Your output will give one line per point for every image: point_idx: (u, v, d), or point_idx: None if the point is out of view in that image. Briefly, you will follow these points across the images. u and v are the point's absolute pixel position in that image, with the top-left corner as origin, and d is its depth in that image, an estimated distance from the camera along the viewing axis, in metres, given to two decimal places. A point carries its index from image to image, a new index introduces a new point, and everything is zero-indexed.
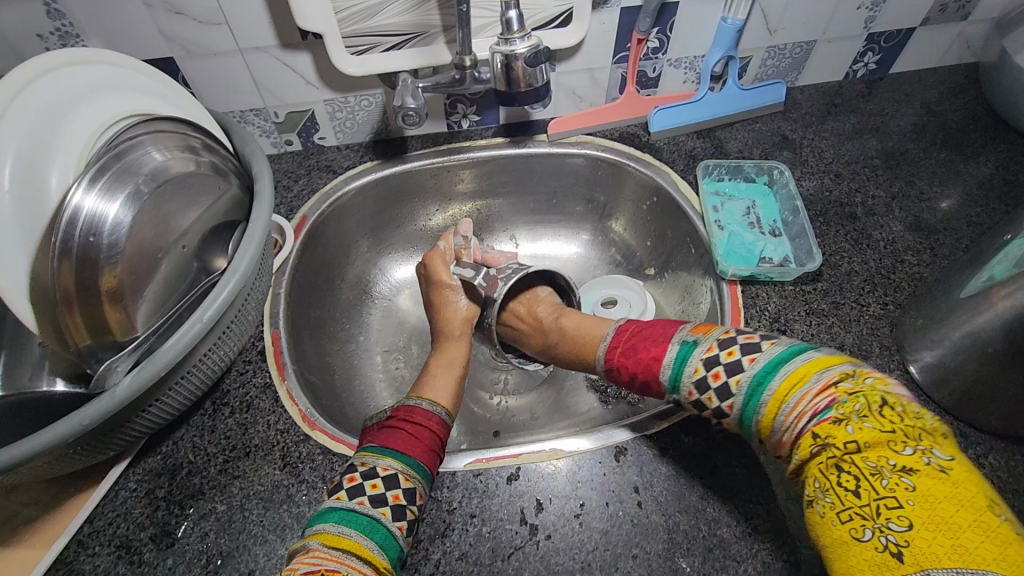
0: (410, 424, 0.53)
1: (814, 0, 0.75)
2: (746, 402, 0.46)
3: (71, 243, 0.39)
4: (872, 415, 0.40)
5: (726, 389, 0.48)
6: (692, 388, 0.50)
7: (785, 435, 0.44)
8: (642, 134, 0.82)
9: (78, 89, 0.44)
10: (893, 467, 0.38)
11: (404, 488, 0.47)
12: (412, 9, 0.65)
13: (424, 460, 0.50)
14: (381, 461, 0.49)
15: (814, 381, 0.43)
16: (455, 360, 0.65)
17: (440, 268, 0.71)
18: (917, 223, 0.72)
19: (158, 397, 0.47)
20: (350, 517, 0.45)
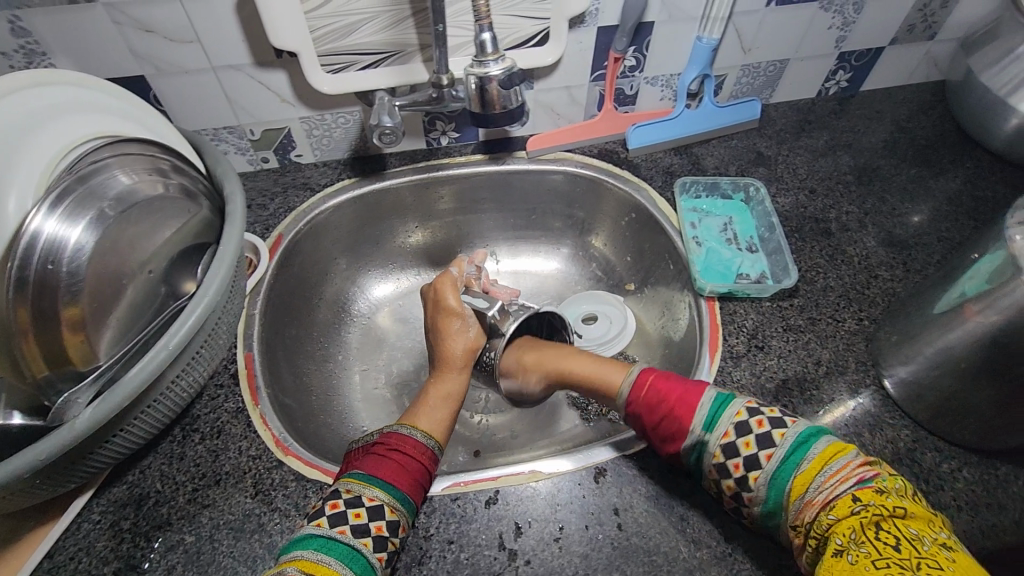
0: (402, 451, 0.51)
1: (786, 21, 0.76)
2: (783, 462, 0.46)
3: (27, 271, 0.39)
4: (908, 495, 0.43)
5: (763, 448, 0.47)
6: (728, 429, 0.49)
7: (822, 493, 0.43)
8: (620, 151, 0.83)
9: (41, 113, 0.43)
10: (930, 539, 0.40)
11: (387, 521, 0.46)
12: (388, 27, 0.65)
13: (410, 491, 0.48)
14: (366, 490, 0.46)
15: (855, 454, 0.45)
16: (455, 394, 0.62)
17: (450, 292, 0.67)
18: (890, 238, 0.73)
19: (122, 426, 0.46)
20: (334, 545, 0.43)
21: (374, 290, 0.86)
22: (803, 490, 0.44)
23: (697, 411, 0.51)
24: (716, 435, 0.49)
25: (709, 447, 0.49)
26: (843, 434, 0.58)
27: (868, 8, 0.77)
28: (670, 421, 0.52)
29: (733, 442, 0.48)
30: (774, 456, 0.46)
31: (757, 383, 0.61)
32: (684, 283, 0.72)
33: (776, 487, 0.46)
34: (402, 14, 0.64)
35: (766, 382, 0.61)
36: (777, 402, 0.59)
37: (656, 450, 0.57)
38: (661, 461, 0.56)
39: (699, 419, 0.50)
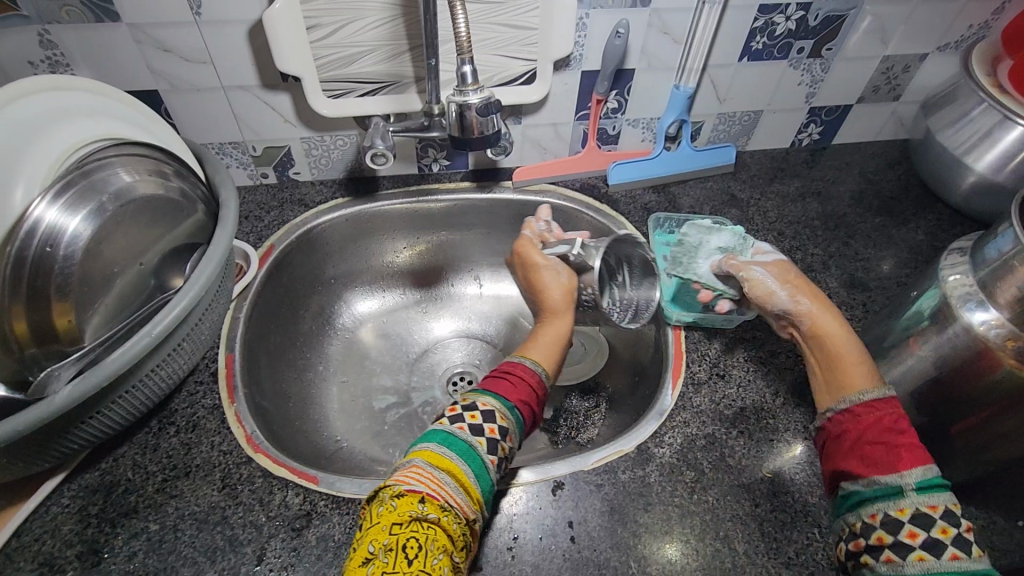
0: (520, 377, 0.57)
1: (758, 75, 0.82)
2: (951, 572, 0.40)
3: (25, 252, 0.42)
4: None
5: (938, 543, 0.41)
6: (942, 523, 0.42)
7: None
8: (601, 186, 0.87)
9: (57, 110, 0.47)
10: None
11: (498, 425, 0.51)
12: (387, 59, 0.70)
13: (519, 408, 0.54)
14: (478, 399, 0.53)
15: None
16: (563, 336, 0.64)
17: (532, 250, 0.70)
18: (852, 280, 0.77)
19: (99, 409, 0.48)
20: (454, 442, 0.49)
21: (360, 305, 0.89)
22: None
23: (918, 468, 0.44)
24: (906, 502, 0.43)
25: (903, 500, 0.43)
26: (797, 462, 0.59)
27: (835, 68, 0.84)
28: (891, 453, 0.46)
29: (909, 521, 0.43)
30: (956, 561, 0.40)
31: (717, 410, 0.63)
32: (653, 312, 0.76)
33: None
34: (400, 48, 0.70)
35: (725, 409, 0.63)
36: (734, 427, 0.62)
37: (614, 467, 0.59)
38: (618, 478, 0.58)
39: (915, 477, 0.44)
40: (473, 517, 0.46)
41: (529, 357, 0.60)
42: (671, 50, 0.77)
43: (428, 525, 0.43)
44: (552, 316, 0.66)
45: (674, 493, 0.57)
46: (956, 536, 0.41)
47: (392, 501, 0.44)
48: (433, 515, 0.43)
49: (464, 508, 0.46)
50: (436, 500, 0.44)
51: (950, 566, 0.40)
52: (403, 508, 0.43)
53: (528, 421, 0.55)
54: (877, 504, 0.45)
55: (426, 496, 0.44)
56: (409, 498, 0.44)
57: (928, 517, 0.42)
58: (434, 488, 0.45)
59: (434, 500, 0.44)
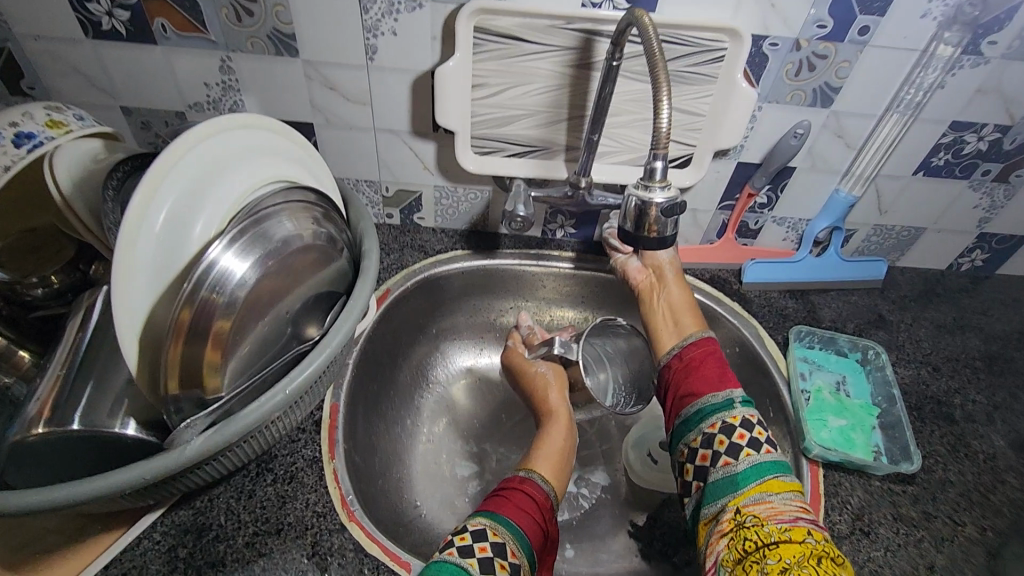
0: (518, 490, 0.55)
1: (930, 191, 0.75)
2: (767, 461, 0.48)
3: (196, 294, 0.40)
4: (812, 568, 0.41)
5: (757, 443, 0.50)
6: (750, 416, 0.52)
7: (776, 504, 0.46)
8: (732, 281, 0.81)
9: (241, 151, 0.47)
10: (796, 566, 0.42)
11: (491, 542, 0.48)
12: (542, 125, 0.68)
13: (519, 521, 0.52)
14: (467, 521, 0.50)
15: (781, 498, 0.46)
16: (559, 443, 0.64)
17: (518, 357, 0.76)
18: (1022, 441, 0.66)
19: (215, 458, 0.46)
20: (443, 568, 0.45)
21: (457, 360, 0.85)
22: (765, 492, 0.47)
23: (736, 388, 0.54)
24: (736, 411, 0.52)
25: (732, 411, 0.52)
26: None
27: (1019, 196, 0.75)
28: (720, 378, 0.56)
29: (738, 425, 0.51)
30: (768, 454, 0.49)
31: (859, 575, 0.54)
32: (786, 435, 0.67)
33: (734, 479, 0.48)
34: (558, 116, 0.67)
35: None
36: None
37: None
38: None
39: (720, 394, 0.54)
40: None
41: (536, 472, 0.59)
42: (842, 154, 0.71)
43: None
44: (551, 426, 0.67)
45: None
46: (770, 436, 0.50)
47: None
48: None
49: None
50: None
51: (766, 457, 0.49)
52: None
53: (535, 537, 0.52)
54: (712, 417, 0.52)
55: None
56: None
57: (749, 422, 0.51)
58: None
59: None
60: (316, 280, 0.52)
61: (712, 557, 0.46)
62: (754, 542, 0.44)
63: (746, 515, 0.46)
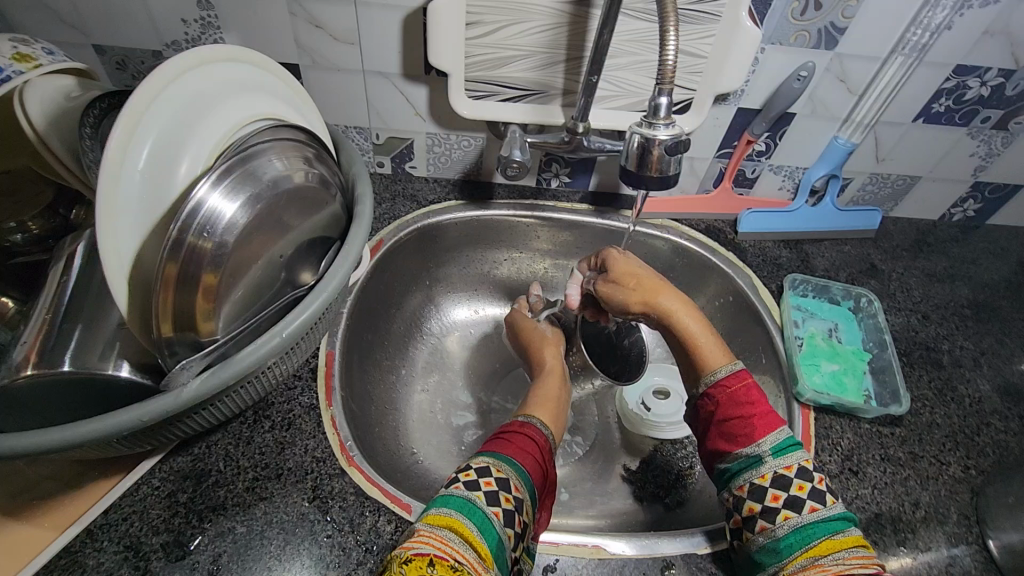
0: (520, 433, 0.56)
1: (929, 139, 0.74)
2: (813, 524, 0.44)
3: (185, 235, 0.38)
4: None
5: (799, 502, 0.45)
6: (790, 466, 0.47)
7: (830, 567, 0.42)
8: (728, 231, 0.81)
9: (227, 86, 0.44)
10: None
11: (496, 477, 0.49)
12: (539, 67, 0.66)
13: (521, 461, 0.52)
14: (469, 460, 0.51)
15: (832, 559, 0.42)
16: (553, 392, 0.66)
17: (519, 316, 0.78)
18: (1006, 385, 0.68)
19: (211, 403, 0.45)
20: (449, 500, 0.46)
21: (452, 312, 0.85)
22: (815, 556, 0.43)
23: (771, 433, 0.49)
24: (767, 466, 0.47)
25: (763, 466, 0.48)
26: None
27: (1016, 144, 0.75)
28: (746, 425, 0.49)
29: (770, 486, 0.47)
30: (817, 513, 0.45)
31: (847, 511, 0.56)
32: (778, 380, 0.68)
33: (783, 546, 0.44)
34: (555, 58, 0.65)
35: (857, 513, 0.56)
36: (867, 536, 0.55)
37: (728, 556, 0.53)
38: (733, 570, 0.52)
39: (737, 460, 0.49)
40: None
41: (533, 416, 0.60)
42: (843, 100, 0.70)
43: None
44: (551, 376, 0.69)
45: None
46: (811, 489, 0.46)
47: (399, 568, 0.40)
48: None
49: (476, 565, 0.42)
50: (446, 560, 0.41)
51: (812, 518, 0.44)
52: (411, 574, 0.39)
53: (537, 476, 0.53)
54: (742, 477, 0.48)
55: (436, 558, 0.41)
56: (417, 563, 0.40)
57: (785, 478, 0.47)
58: (441, 548, 0.42)
59: (444, 561, 0.41)
60: (308, 225, 0.51)
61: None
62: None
63: None
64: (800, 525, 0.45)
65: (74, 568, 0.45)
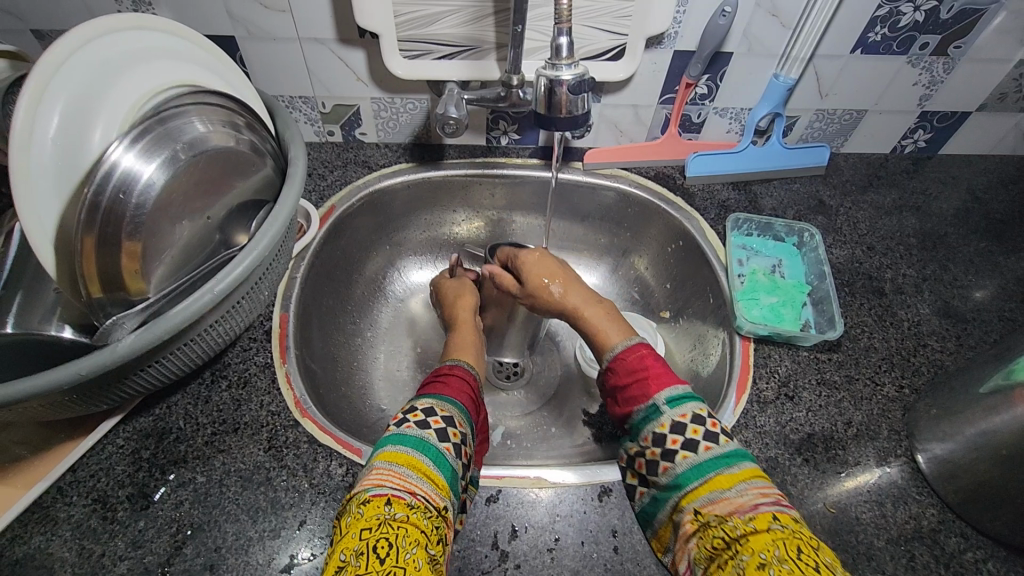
0: (454, 376, 0.60)
1: (869, 71, 0.74)
2: (707, 460, 0.46)
3: (102, 196, 0.41)
4: (793, 559, 0.38)
5: (716, 433, 0.48)
6: (681, 416, 0.50)
7: (733, 498, 0.44)
8: (677, 177, 0.82)
9: (137, 55, 0.46)
10: (775, 558, 0.39)
11: (442, 416, 0.53)
12: (469, 22, 0.66)
13: (458, 399, 0.57)
14: (413, 402, 0.55)
15: (737, 489, 0.44)
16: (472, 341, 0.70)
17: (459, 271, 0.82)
18: (946, 308, 0.70)
19: (157, 360, 0.48)
20: (404, 439, 0.49)
21: (412, 275, 0.87)
22: (718, 488, 0.45)
23: (665, 390, 0.52)
24: (663, 417, 0.50)
25: (661, 418, 0.50)
26: (863, 500, 0.55)
27: (959, 69, 0.75)
28: (641, 388, 0.53)
29: (669, 432, 0.49)
30: (710, 451, 0.47)
31: (781, 433, 0.59)
32: (723, 316, 0.71)
33: (701, 470, 0.46)
34: (484, 12, 0.65)
35: (790, 434, 0.59)
36: (799, 455, 0.58)
37: None
38: None
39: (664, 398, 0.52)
40: (443, 504, 0.47)
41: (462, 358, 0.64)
42: (778, 35, 0.70)
43: (396, 524, 0.42)
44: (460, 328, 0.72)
45: None
46: (704, 432, 0.48)
47: (359, 508, 0.44)
48: (401, 513, 0.43)
49: (432, 496, 0.46)
50: (402, 498, 0.44)
51: (707, 455, 0.47)
52: (370, 513, 0.43)
53: (472, 411, 0.58)
54: (646, 429, 0.51)
55: (393, 497, 0.44)
56: (375, 502, 0.44)
57: (681, 424, 0.49)
58: (400, 486, 0.45)
59: (401, 500, 0.44)
60: (239, 189, 0.53)
61: (684, 559, 0.45)
62: (723, 540, 0.42)
63: (706, 516, 0.44)
64: (724, 453, 0.47)
65: (47, 521, 0.49)
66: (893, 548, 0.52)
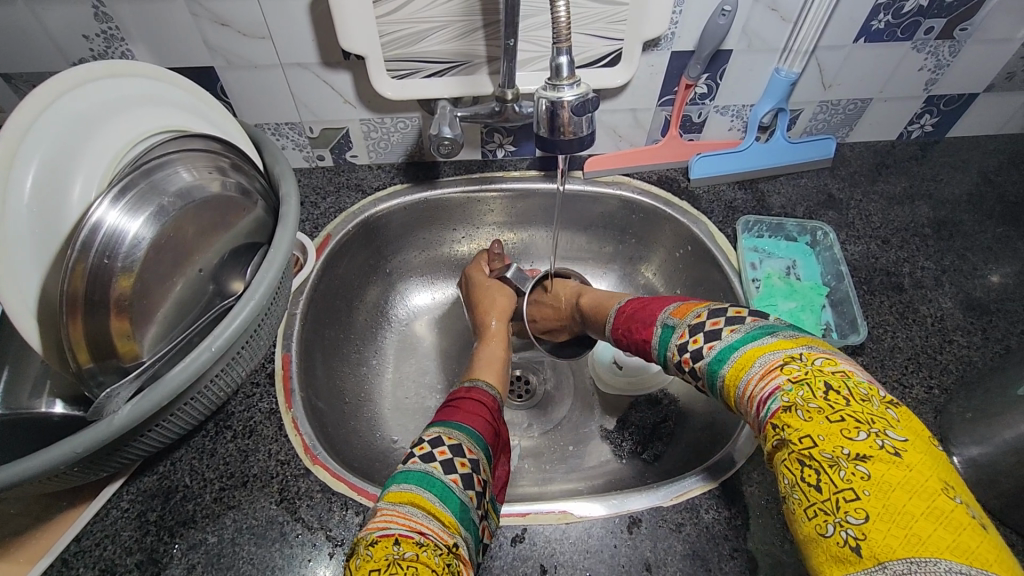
0: (468, 398, 0.59)
1: (873, 58, 0.72)
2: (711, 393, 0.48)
3: (86, 261, 0.39)
4: (817, 399, 0.39)
5: (700, 351, 0.49)
6: (677, 353, 0.51)
7: (752, 393, 0.43)
8: (681, 179, 0.80)
9: (111, 104, 0.44)
10: (847, 455, 0.36)
11: (449, 445, 0.51)
12: (458, 37, 0.63)
13: (472, 424, 0.55)
14: (423, 433, 0.53)
15: (755, 367, 0.44)
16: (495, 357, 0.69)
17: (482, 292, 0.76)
18: (968, 300, 0.67)
19: (157, 422, 0.46)
20: (409, 476, 0.48)
21: (414, 298, 0.85)
22: (737, 394, 0.45)
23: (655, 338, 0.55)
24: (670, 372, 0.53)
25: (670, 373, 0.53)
26: None
27: (965, 51, 0.72)
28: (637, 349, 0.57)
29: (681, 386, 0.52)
30: (706, 389, 0.49)
31: None
32: None
33: (716, 393, 0.48)
34: (473, 25, 0.62)
35: None
36: None
37: (697, 505, 0.53)
38: (702, 518, 0.52)
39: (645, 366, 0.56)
40: (454, 541, 0.44)
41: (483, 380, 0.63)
42: (778, 29, 0.67)
43: (406, 564, 0.40)
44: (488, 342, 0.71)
45: (763, 539, 0.51)
46: (695, 370, 0.50)
47: (366, 550, 0.42)
48: (410, 552, 0.41)
49: (441, 533, 0.44)
50: (410, 537, 0.42)
51: (708, 393, 0.49)
52: (378, 554, 0.41)
53: (488, 435, 0.56)
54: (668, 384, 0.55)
55: (401, 535, 0.42)
56: (382, 543, 0.42)
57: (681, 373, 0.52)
58: (406, 524, 0.43)
59: (409, 538, 0.42)
60: (230, 234, 0.50)
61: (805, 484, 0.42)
62: (795, 462, 0.38)
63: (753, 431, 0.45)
64: (713, 369, 0.47)
65: None
66: None
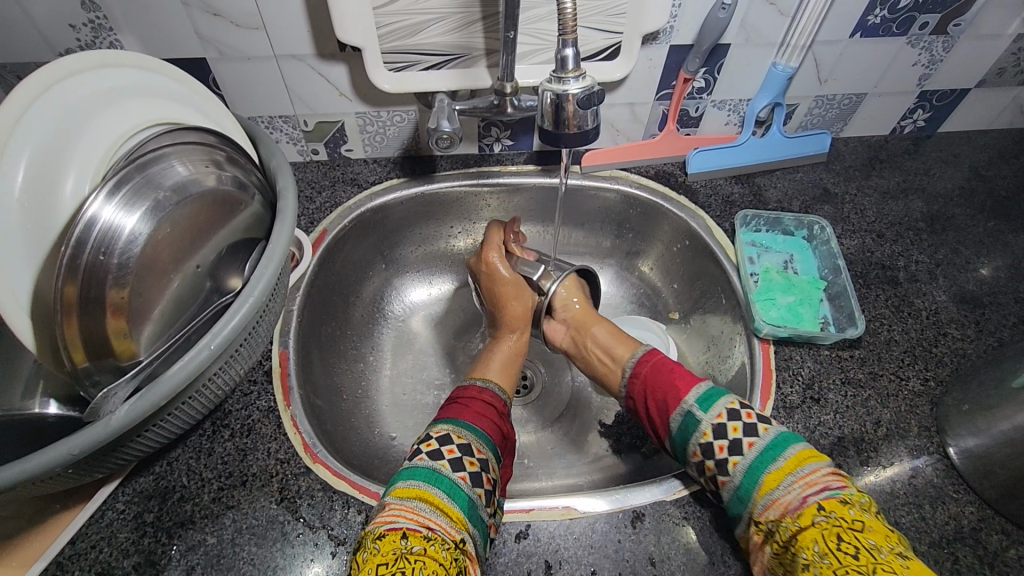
0: (477, 399, 0.58)
1: (869, 53, 0.72)
2: (755, 461, 0.49)
3: (80, 257, 0.38)
4: (869, 509, 0.45)
5: (739, 444, 0.51)
6: (721, 413, 0.53)
7: (810, 477, 0.47)
8: (678, 174, 0.80)
9: (103, 95, 0.43)
10: (888, 549, 0.42)
11: (457, 444, 0.51)
12: (457, 29, 0.63)
13: (479, 424, 0.55)
14: (430, 429, 0.53)
15: (822, 464, 0.48)
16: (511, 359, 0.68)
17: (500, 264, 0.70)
18: (962, 293, 0.68)
19: (155, 421, 0.45)
20: (416, 472, 0.48)
21: (411, 294, 0.84)
22: (795, 470, 0.48)
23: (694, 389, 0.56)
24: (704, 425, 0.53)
25: (700, 426, 0.53)
26: (901, 503, 0.53)
27: (959, 47, 0.73)
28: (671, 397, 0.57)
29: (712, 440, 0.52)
30: (754, 449, 0.50)
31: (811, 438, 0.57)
32: (738, 317, 0.69)
33: (757, 466, 0.49)
34: (472, 17, 0.61)
35: (820, 439, 0.57)
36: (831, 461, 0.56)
37: (699, 499, 0.53)
38: (704, 511, 0.52)
39: (697, 396, 0.55)
40: (460, 537, 0.44)
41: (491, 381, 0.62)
42: (776, 23, 0.67)
43: (414, 558, 0.40)
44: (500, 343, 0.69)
45: None
46: (743, 429, 0.51)
47: (374, 544, 0.42)
48: (418, 546, 0.41)
49: (448, 530, 0.44)
50: (418, 532, 0.42)
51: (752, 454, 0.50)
52: (386, 548, 0.41)
53: (493, 434, 0.55)
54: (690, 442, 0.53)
55: (408, 530, 0.42)
56: (390, 537, 0.42)
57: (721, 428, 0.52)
58: (414, 520, 0.43)
59: (417, 532, 0.42)
60: (226, 230, 0.49)
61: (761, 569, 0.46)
62: (844, 539, 0.42)
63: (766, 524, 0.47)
64: (765, 458, 0.49)
65: None
66: (936, 551, 0.50)
